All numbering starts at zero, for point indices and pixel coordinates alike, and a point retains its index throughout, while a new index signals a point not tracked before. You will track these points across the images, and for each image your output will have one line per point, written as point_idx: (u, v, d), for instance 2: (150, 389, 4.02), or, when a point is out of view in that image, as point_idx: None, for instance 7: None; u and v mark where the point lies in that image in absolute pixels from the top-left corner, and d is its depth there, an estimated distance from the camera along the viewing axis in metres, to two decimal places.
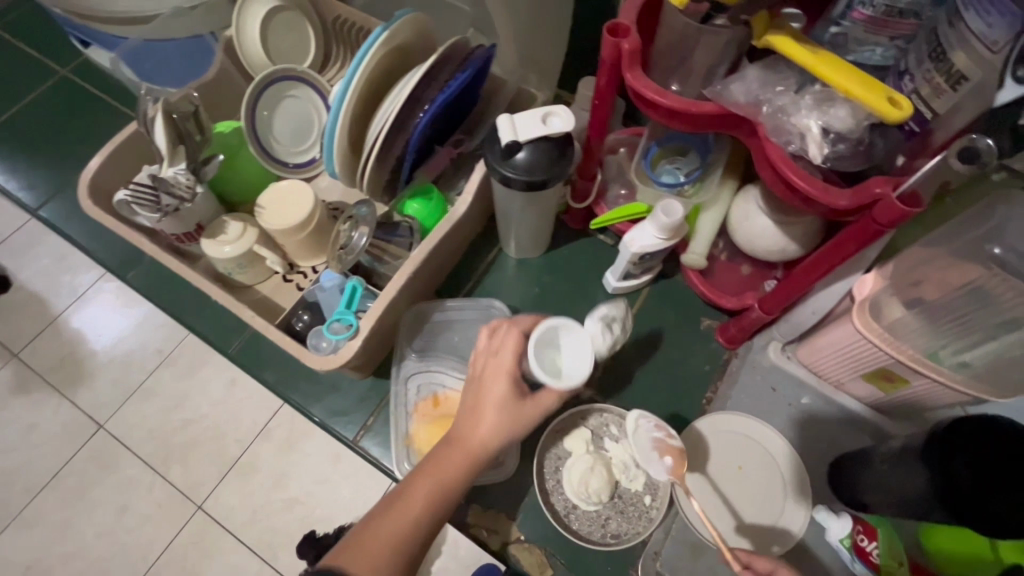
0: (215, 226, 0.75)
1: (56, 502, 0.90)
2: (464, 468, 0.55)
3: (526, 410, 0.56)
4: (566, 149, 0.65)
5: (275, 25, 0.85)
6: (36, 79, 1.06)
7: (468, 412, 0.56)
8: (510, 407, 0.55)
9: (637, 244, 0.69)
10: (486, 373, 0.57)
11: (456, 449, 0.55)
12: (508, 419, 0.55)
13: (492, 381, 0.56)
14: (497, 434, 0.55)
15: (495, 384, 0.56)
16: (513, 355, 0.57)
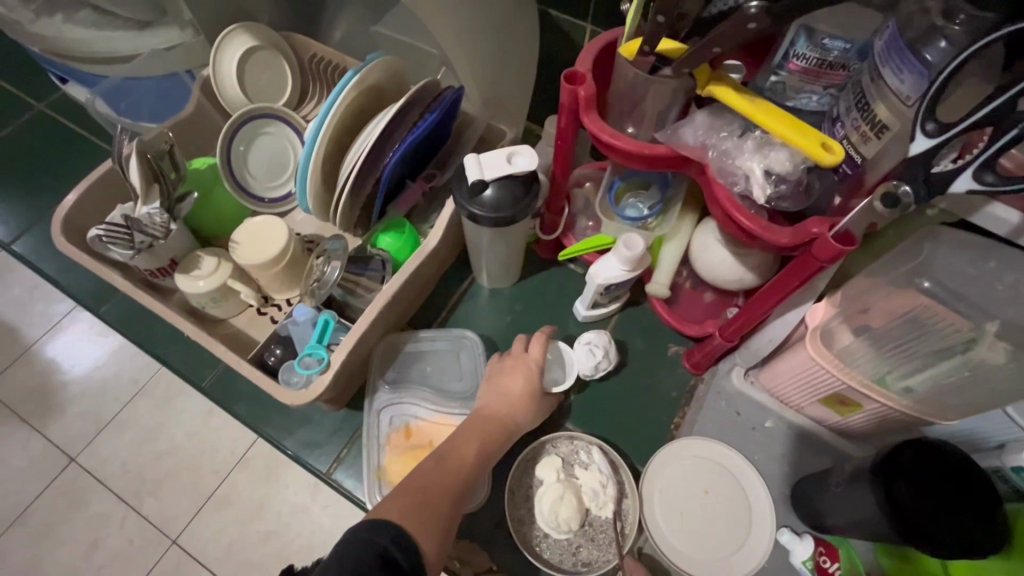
0: (189, 261, 0.76)
1: (24, 539, 0.90)
2: (497, 440, 0.64)
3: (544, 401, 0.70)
4: (531, 186, 0.68)
5: (250, 64, 0.87)
6: (11, 112, 1.07)
7: (496, 396, 0.68)
8: (533, 396, 0.69)
9: (602, 277, 0.72)
10: (513, 366, 0.71)
11: (492, 422, 0.65)
12: (533, 407, 0.68)
13: (519, 373, 0.70)
14: (523, 417, 0.67)
15: (518, 376, 0.69)
16: (541, 353, 0.72)
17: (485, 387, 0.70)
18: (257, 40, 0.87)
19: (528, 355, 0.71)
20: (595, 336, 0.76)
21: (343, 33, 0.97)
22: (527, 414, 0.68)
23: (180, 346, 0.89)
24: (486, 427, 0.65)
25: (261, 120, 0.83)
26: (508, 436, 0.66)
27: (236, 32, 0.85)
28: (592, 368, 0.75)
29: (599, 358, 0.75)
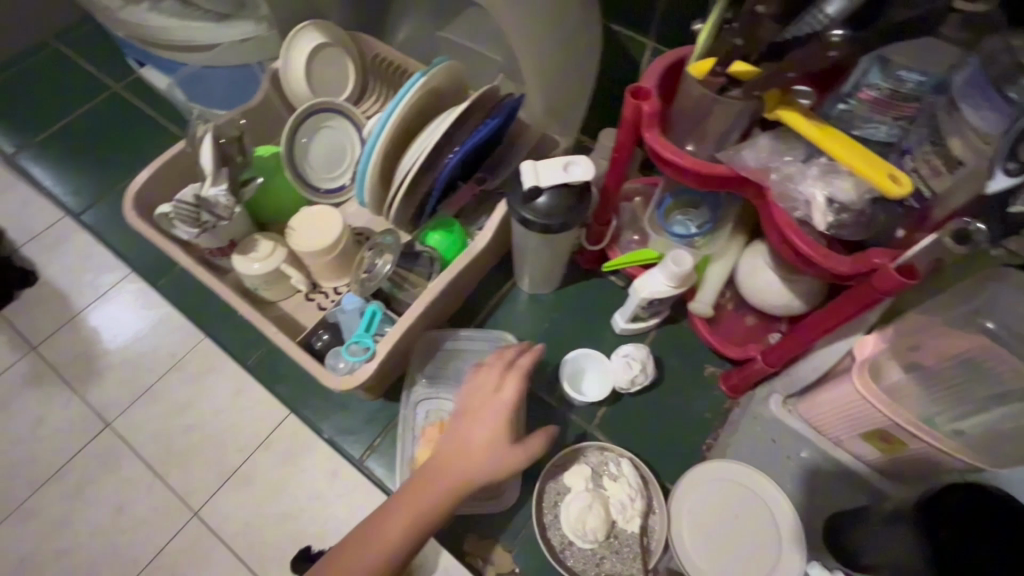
0: (246, 244, 0.79)
1: (55, 496, 0.91)
2: (443, 502, 0.58)
3: (514, 449, 0.61)
4: (584, 196, 0.69)
5: (318, 60, 0.91)
6: (91, 91, 1.13)
7: (454, 447, 0.60)
8: (494, 447, 0.60)
9: (646, 291, 0.72)
10: (479, 408, 0.63)
11: (437, 483, 0.59)
12: (495, 462, 0.60)
13: (481, 422, 0.61)
14: (479, 475, 0.59)
15: (480, 423, 0.61)
16: (508, 396, 0.62)
17: (450, 433, 0.63)
18: (326, 37, 0.91)
19: (494, 402, 0.63)
20: (632, 348, 0.76)
21: (406, 36, 1.00)
22: (489, 468, 0.59)
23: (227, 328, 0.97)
24: (435, 485, 0.59)
25: (326, 114, 0.86)
26: (461, 496, 0.59)
27: (307, 28, 0.89)
28: (627, 382, 0.75)
29: (635, 372, 0.75)
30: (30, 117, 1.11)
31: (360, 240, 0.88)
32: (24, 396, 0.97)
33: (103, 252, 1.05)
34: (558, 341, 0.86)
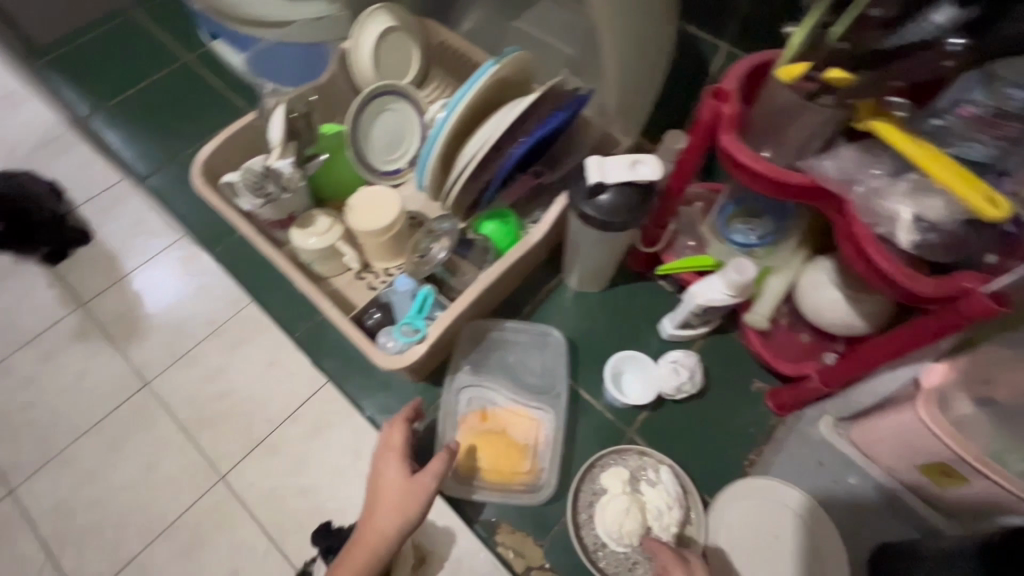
0: (306, 218, 0.81)
1: (94, 447, 0.97)
2: (378, 549, 0.63)
3: (416, 480, 0.65)
4: (648, 196, 0.67)
5: (387, 43, 0.92)
6: (163, 60, 1.16)
7: (377, 499, 0.66)
8: (406, 486, 0.65)
9: (703, 297, 0.70)
10: (381, 461, 0.68)
11: (370, 535, 0.64)
12: (400, 500, 0.64)
13: (388, 472, 0.66)
14: (393, 517, 0.64)
15: (390, 469, 0.67)
16: (397, 439, 0.68)
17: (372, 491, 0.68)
18: (395, 21, 0.92)
19: (389, 454, 0.68)
20: (681, 355, 0.76)
21: (472, 25, 1.00)
22: (405, 506, 0.64)
23: (281, 297, 0.94)
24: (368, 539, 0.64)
25: (392, 96, 0.87)
26: (393, 540, 0.64)
27: (378, 11, 0.90)
28: (674, 388, 0.75)
29: (683, 379, 0.74)
30: (105, 83, 1.16)
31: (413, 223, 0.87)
32: (72, 350, 1.04)
33: (154, 220, 1.12)
34: (602, 342, 0.85)
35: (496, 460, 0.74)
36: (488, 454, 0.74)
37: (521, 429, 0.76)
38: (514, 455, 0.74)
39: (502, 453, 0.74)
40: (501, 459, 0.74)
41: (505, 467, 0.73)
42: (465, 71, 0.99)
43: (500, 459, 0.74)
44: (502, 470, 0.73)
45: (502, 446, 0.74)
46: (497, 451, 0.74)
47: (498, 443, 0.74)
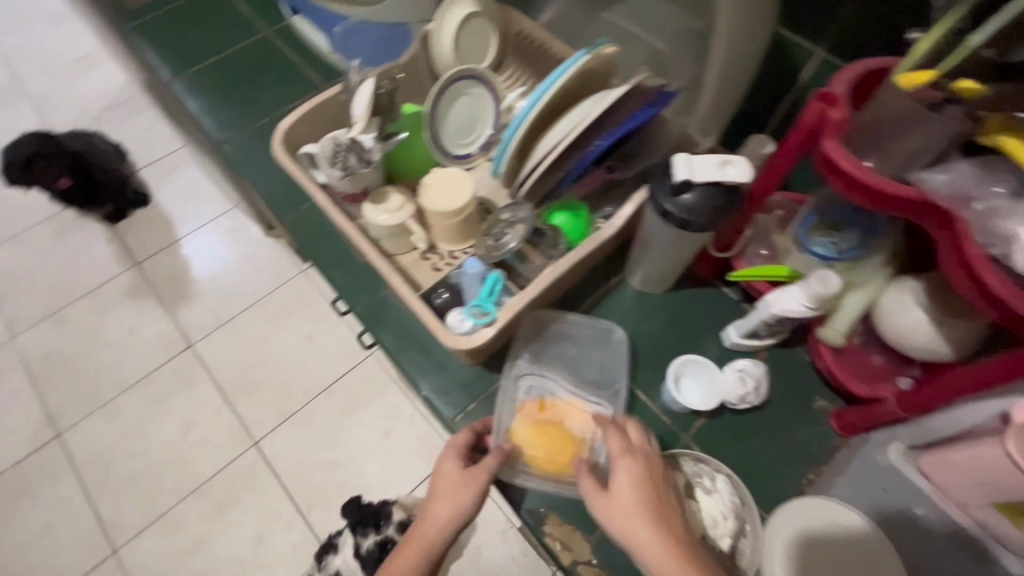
0: (379, 194, 0.82)
1: None
2: (435, 538, 0.63)
3: (476, 473, 0.66)
4: (734, 198, 0.66)
5: (468, 28, 0.93)
6: (244, 31, 1.19)
7: (434, 490, 0.66)
8: (463, 478, 0.65)
9: (780, 306, 0.69)
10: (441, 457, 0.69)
11: (425, 524, 0.63)
12: (458, 490, 0.64)
13: (445, 463, 0.67)
14: (447, 505, 0.64)
15: (448, 461, 0.68)
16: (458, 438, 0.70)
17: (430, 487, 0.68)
18: (479, 8, 0.92)
19: (448, 449, 0.69)
20: (748, 364, 0.75)
21: (553, 16, 1.00)
22: (462, 497, 0.64)
23: (343, 266, 0.92)
24: (423, 531, 0.63)
25: (472, 81, 0.87)
26: (448, 531, 0.63)
27: None
28: (739, 398, 0.74)
29: (748, 389, 0.73)
30: (188, 49, 1.18)
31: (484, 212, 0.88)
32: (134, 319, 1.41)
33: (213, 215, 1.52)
34: (662, 344, 0.83)
35: (551, 450, 0.71)
36: (543, 444, 0.71)
37: (579, 423, 0.74)
38: (571, 447, 0.71)
39: (558, 444, 0.71)
40: (556, 450, 0.71)
41: (559, 459, 0.71)
42: (542, 62, 0.98)
43: (555, 450, 0.71)
44: (557, 462, 0.70)
45: (558, 437, 0.72)
46: (553, 442, 0.71)
47: (555, 434, 0.72)
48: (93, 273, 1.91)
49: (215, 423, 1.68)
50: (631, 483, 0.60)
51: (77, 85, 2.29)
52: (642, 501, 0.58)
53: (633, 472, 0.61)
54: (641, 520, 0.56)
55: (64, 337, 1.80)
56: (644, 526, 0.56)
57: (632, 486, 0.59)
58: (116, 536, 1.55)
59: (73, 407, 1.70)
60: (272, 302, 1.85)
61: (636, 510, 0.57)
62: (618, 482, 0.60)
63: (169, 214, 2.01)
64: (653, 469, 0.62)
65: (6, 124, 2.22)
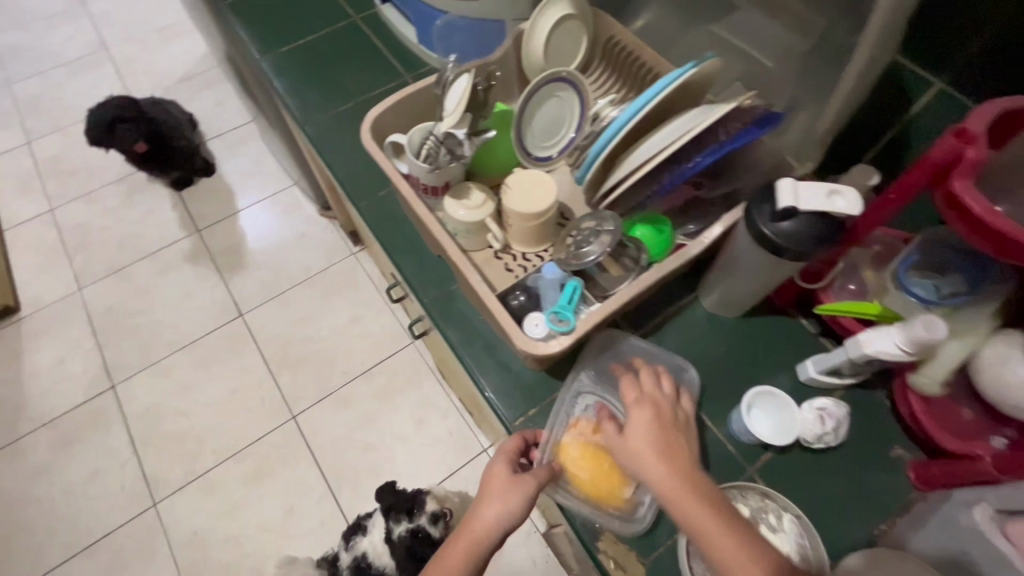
0: (460, 190, 0.83)
1: None
2: (483, 539, 0.62)
3: (526, 478, 0.66)
4: (837, 230, 0.63)
5: (561, 30, 0.92)
6: (334, 16, 1.21)
7: (483, 490, 0.66)
8: (513, 481, 0.65)
9: (872, 347, 0.66)
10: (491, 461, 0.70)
11: (472, 521, 0.63)
12: (508, 491, 0.64)
13: (496, 467, 0.68)
14: (496, 505, 0.64)
15: (499, 465, 0.68)
16: (512, 446, 0.71)
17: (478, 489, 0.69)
18: (573, 9, 0.91)
19: (498, 454, 0.70)
20: (829, 403, 0.73)
21: (646, 24, 0.98)
22: (511, 499, 0.64)
23: (412, 255, 0.92)
24: (471, 529, 0.63)
25: (563, 84, 0.86)
26: (495, 531, 0.62)
27: None
28: (815, 436, 0.71)
29: (827, 429, 0.71)
30: (276, 28, 1.19)
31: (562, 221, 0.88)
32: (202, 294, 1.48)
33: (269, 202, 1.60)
34: (731, 371, 0.81)
35: (596, 475, 0.72)
36: (589, 466, 0.72)
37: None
38: (616, 479, 0.71)
39: (605, 471, 0.72)
40: (601, 476, 0.72)
41: (603, 486, 0.71)
42: (630, 69, 0.97)
43: (601, 476, 0.72)
44: (600, 487, 0.71)
45: (606, 464, 0.72)
46: (599, 467, 0.72)
47: (603, 460, 0.72)
48: (156, 235, 1.99)
49: (258, 392, 1.72)
50: (643, 427, 0.63)
51: (157, 55, 2.39)
52: (654, 439, 0.61)
53: (646, 414, 0.64)
54: (653, 456, 0.60)
55: (125, 293, 1.88)
56: (652, 460, 0.60)
57: (645, 426, 0.63)
58: (155, 489, 1.60)
59: (127, 361, 1.77)
60: (321, 281, 1.89)
61: (644, 447, 0.61)
62: (631, 422, 0.64)
63: (232, 186, 2.08)
64: (665, 412, 0.65)
65: (88, 85, 2.33)
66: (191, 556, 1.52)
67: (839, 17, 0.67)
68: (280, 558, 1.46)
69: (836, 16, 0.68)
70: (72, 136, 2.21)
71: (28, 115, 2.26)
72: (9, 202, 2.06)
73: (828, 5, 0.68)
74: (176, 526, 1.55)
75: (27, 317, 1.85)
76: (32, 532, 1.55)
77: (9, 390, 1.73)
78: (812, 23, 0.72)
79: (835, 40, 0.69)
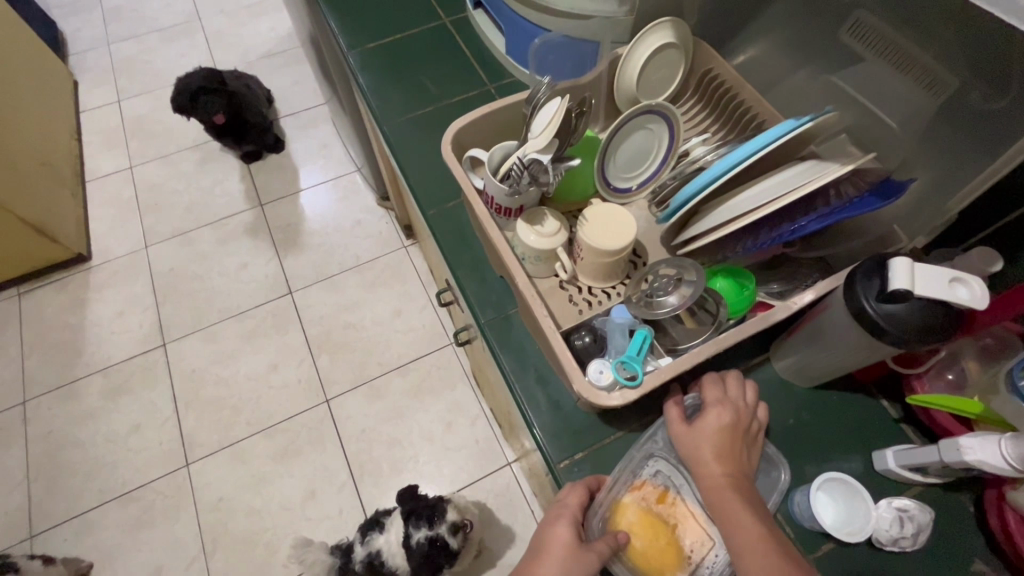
0: (535, 215, 0.80)
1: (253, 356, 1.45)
2: None
3: (588, 551, 0.63)
4: (953, 321, 0.57)
5: (657, 58, 0.87)
6: (424, 16, 1.20)
7: (545, 551, 0.65)
8: (573, 555, 0.64)
9: (975, 456, 0.59)
10: (553, 516, 0.68)
11: None
12: (569, 563, 0.63)
13: (558, 536, 0.66)
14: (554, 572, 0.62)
15: (561, 525, 0.66)
16: (575, 504, 0.68)
17: (538, 540, 0.68)
18: (673, 38, 0.87)
19: (560, 513, 0.67)
20: (912, 506, 0.66)
21: (749, 58, 0.94)
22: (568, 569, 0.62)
23: (474, 271, 0.90)
24: None
25: (657, 116, 0.82)
26: None
27: (664, 25, 0.86)
28: (890, 538, 0.65)
29: (905, 534, 0.65)
30: (366, 23, 1.19)
31: (634, 262, 0.84)
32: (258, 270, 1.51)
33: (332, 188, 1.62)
34: (798, 444, 0.75)
35: (650, 549, 0.66)
36: (646, 537, 0.67)
37: (692, 536, 0.66)
38: (672, 559, 0.66)
39: (661, 547, 0.66)
40: (656, 551, 0.66)
41: (656, 562, 0.66)
42: (723, 105, 0.91)
43: (655, 552, 0.66)
44: (651, 563, 0.66)
45: (663, 540, 0.66)
46: (656, 541, 0.67)
47: (662, 535, 0.67)
48: (222, 205, 2.05)
49: (297, 371, 1.75)
50: (712, 419, 0.66)
51: (244, 30, 2.47)
52: (718, 442, 0.65)
53: (720, 415, 0.67)
54: (711, 454, 0.64)
55: (186, 257, 1.95)
56: (709, 454, 0.64)
57: (715, 427, 0.66)
58: (190, 451, 1.65)
59: (181, 322, 1.84)
60: (370, 270, 1.91)
61: (705, 443, 0.65)
62: (703, 417, 0.67)
63: (297, 166, 2.13)
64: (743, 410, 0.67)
65: (179, 53, 2.43)
66: (213, 522, 1.55)
67: (979, 80, 0.61)
68: (296, 540, 1.47)
69: (975, 79, 0.61)
70: (158, 99, 2.31)
71: (121, 75, 2.38)
72: (94, 156, 2.17)
73: (968, 65, 0.61)
74: (204, 489, 1.60)
75: (96, 267, 1.94)
76: (73, 473, 1.62)
77: (71, 334, 1.83)
78: (943, 82, 0.65)
79: (970, 105, 0.62)
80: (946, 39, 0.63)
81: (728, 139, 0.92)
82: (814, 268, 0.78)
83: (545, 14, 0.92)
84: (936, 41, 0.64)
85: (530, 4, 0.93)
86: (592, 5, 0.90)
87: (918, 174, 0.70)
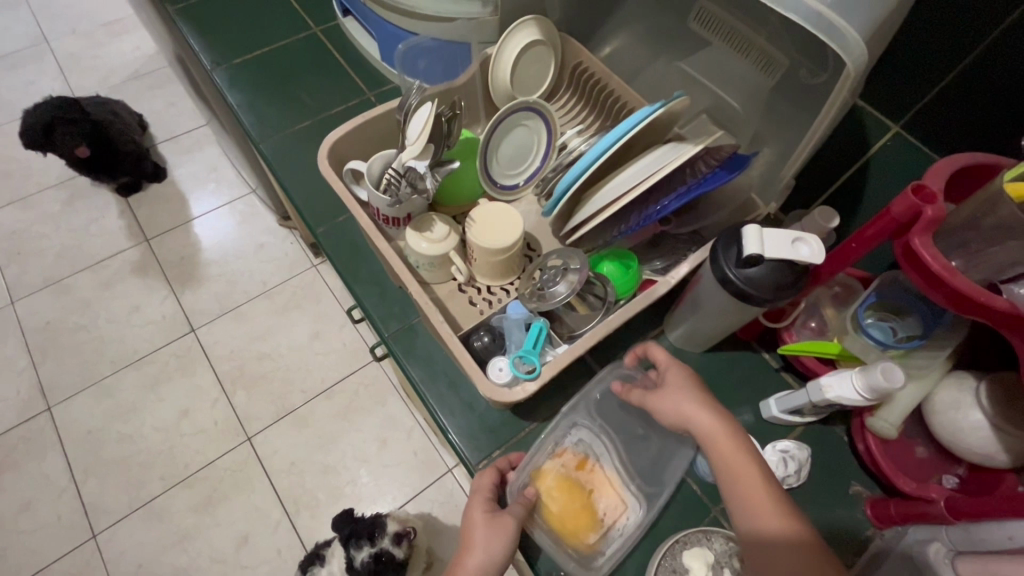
0: (423, 222, 0.79)
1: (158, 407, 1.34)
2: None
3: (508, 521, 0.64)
4: (802, 276, 0.63)
5: (528, 56, 0.90)
6: (292, 26, 1.15)
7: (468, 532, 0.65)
8: (491, 525, 0.64)
9: (834, 392, 0.66)
10: (473, 497, 0.68)
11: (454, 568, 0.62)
12: (489, 538, 0.63)
13: (474, 507, 0.66)
14: (476, 550, 0.62)
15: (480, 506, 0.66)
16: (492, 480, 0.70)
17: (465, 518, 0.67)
18: (541, 36, 0.89)
19: (475, 493, 0.68)
20: (792, 446, 0.74)
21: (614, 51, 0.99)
22: (491, 545, 0.62)
23: (375, 285, 0.88)
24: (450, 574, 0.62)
25: (529, 113, 0.84)
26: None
27: (528, 23, 0.88)
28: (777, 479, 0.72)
29: (789, 472, 0.72)
30: (229, 38, 1.13)
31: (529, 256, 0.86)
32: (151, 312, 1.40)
33: None
34: None
35: (566, 511, 0.68)
36: (563, 500, 0.69)
37: (606, 500, 0.70)
38: (586, 521, 0.68)
39: (576, 510, 0.69)
40: (572, 514, 0.69)
41: (571, 525, 0.68)
42: (595, 96, 0.95)
43: (571, 514, 0.68)
44: (566, 523, 0.68)
45: (579, 503, 0.69)
46: (572, 504, 0.69)
47: (578, 499, 0.69)
48: (100, 244, 1.86)
49: (211, 413, 1.63)
50: (677, 380, 0.65)
51: (103, 51, 2.24)
52: (692, 395, 0.63)
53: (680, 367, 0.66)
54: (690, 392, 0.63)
55: (65, 307, 1.75)
56: (695, 405, 0.62)
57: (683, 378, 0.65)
58: (96, 520, 1.49)
59: (67, 381, 1.65)
60: (280, 294, 1.81)
61: (685, 396, 0.63)
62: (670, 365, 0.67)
63: (184, 194, 1.97)
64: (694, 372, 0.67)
65: (26, 81, 2.17)
66: None
67: (802, 58, 0.68)
68: None
69: (799, 57, 0.68)
70: (7, 135, 2.04)
71: None
72: None
73: (793, 46, 0.68)
74: (120, 558, 1.45)
75: None
76: None
77: None
78: (775, 63, 0.72)
79: (798, 80, 0.70)
80: (773, 23, 0.70)
81: (604, 129, 0.96)
82: (691, 242, 0.83)
83: (411, 19, 0.94)
84: (766, 26, 0.71)
85: (395, 9, 0.94)
86: (455, 9, 0.93)
87: (766, 150, 0.78)
